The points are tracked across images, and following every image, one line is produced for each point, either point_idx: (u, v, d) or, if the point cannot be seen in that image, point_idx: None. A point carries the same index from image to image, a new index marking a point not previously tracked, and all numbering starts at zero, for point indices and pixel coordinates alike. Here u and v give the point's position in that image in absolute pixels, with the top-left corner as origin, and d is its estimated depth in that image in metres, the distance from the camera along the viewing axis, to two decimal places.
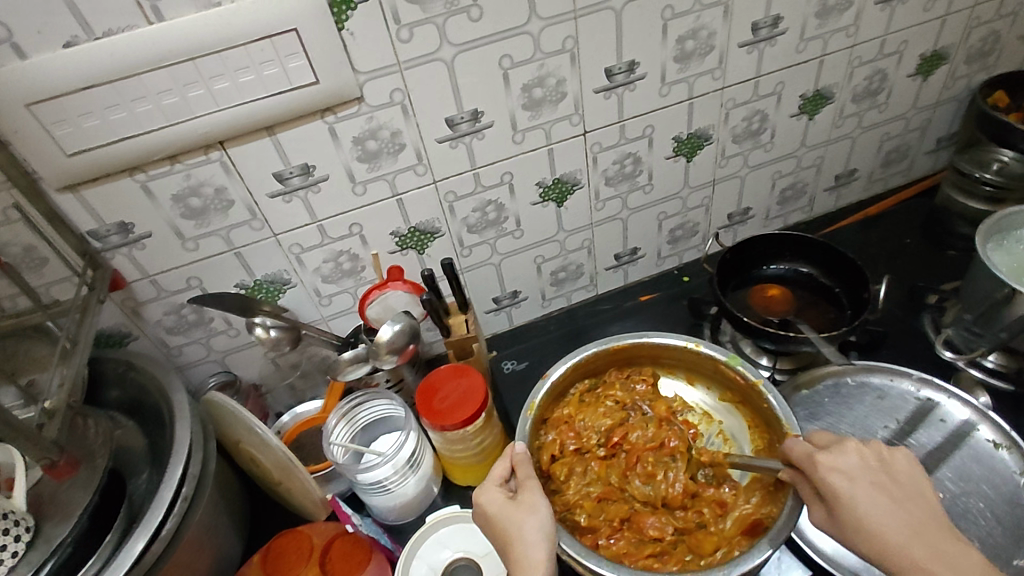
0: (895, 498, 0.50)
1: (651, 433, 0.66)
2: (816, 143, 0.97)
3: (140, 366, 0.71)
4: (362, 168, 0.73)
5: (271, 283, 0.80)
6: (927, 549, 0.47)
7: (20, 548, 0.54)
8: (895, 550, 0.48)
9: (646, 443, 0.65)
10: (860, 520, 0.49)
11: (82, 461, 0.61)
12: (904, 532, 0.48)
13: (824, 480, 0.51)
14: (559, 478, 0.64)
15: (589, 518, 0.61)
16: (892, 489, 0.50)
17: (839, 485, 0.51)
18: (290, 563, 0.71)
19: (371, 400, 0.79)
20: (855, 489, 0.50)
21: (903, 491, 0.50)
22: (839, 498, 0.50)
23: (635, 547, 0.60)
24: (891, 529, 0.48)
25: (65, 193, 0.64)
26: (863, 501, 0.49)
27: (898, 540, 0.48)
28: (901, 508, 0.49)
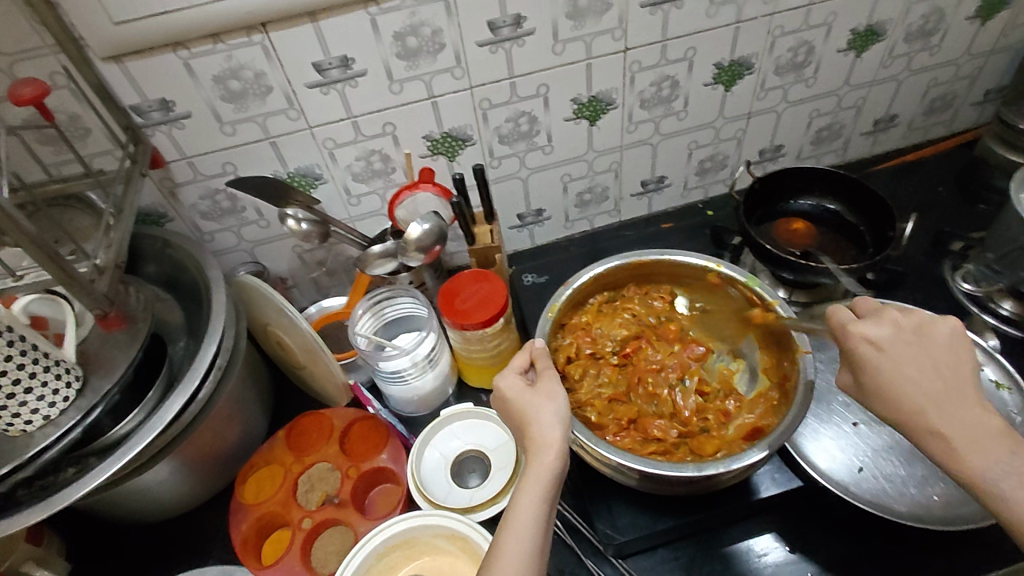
0: (925, 369, 0.51)
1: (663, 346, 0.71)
2: (861, 82, 0.95)
3: (178, 244, 0.74)
4: (401, 66, 0.73)
5: (303, 177, 0.81)
6: (946, 409, 0.50)
7: (71, 394, 0.58)
8: (920, 405, 0.51)
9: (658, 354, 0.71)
10: (887, 371, 0.52)
11: (127, 321, 0.64)
12: (930, 392, 0.51)
13: (866, 330, 0.54)
14: (574, 377, 0.68)
15: (599, 415, 0.66)
16: (930, 356, 0.52)
17: (874, 336, 0.53)
18: (313, 440, 0.79)
19: (395, 296, 0.82)
20: (890, 346, 0.52)
21: (937, 361, 0.52)
22: (872, 347, 0.53)
23: (639, 444, 0.63)
24: (917, 385, 0.51)
25: (110, 63, 0.65)
26: (895, 360, 0.52)
27: (917, 405, 0.51)
28: (932, 370, 0.51)
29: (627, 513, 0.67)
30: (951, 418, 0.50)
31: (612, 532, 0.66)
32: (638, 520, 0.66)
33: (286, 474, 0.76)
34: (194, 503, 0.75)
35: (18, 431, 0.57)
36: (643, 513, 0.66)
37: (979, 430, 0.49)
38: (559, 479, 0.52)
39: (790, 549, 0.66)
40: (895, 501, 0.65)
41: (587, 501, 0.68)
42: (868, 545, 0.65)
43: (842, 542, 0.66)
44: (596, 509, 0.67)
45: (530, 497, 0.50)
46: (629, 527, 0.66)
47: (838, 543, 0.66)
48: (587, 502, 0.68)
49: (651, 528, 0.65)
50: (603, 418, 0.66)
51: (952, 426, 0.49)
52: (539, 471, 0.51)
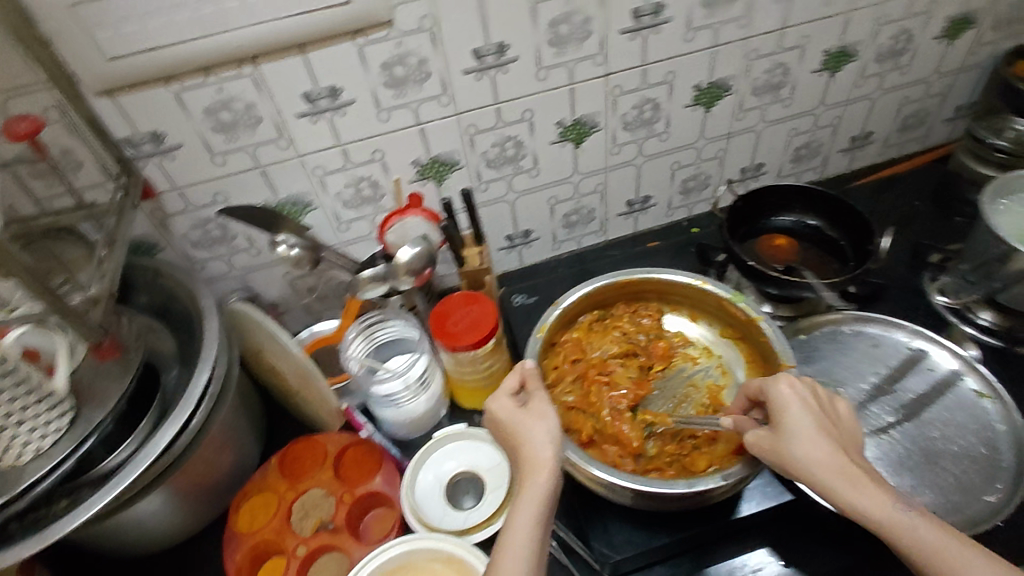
0: (833, 432, 0.54)
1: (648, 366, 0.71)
2: (836, 101, 0.98)
3: (169, 273, 0.75)
4: (388, 94, 0.75)
5: (294, 204, 0.82)
6: (842, 471, 0.51)
7: (63, 425, 0.58)
8: (824, 472, 0.51)
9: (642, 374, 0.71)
10: (800, 440, 0.53)
11: (120, 351, 0.64)
12: (833, 454, 0.52)
13: (775, 401, 0.56)
14: (564, 393, 0.69)
15: (588, 429, 0.66)
16: (825, 425, 0.55)
17: (783, 405, 0.55)
18: (306, 466, 0.79)
19: (386, 320, 0.83)
20: (797, 412, 0.54)
21: (837, 428, 0.55)
22: (784, 417, 0.55)
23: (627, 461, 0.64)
24: (816, 451, 0.52)
25: (103, 98, 0.66)
26: (801, 423, 0.54)
27: (828, 462, 0.52)
28: (830, 434, 0.53)
29: (622, 530, 0.67)
30: (847, 479, 0.51)
31: (607, 548, 0.66)
32: (633, 537, 0.67)
33: (280, 502, 0.76)
34: (186, 534, 0.74)
35: (8, 465, 0.56)
36: (637, 530, 0.67)
37: (870, 485, 0.51)
38: (552, 499, 0.53)
39: (785, 564, 0.66)
40: None
41: (582, 520, 0.69)
42: (861, 556, 0.66)
43: (835, 554, 0.66)
44: (592, 528, 0.68)
45: (523, 517, 0.51)
46: (624, 544, 0.66)
47: (831, 555, 0.66)
48: (582, 521, 0.69)
49: (646, 545, 0.66)
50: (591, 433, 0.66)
51: (850, 488, 0.50)
52: (533, 491, 0.52)
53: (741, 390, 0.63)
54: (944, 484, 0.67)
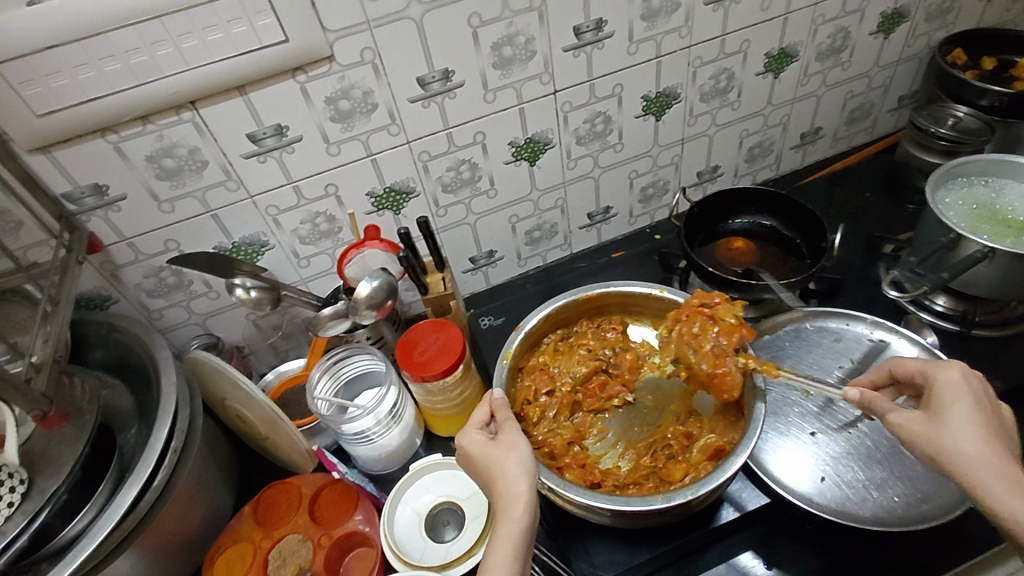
0: (1000, 434, 0.52)
1: (726, 338, 0.64)
2: (783, 101, 0.99)
3: (123, 327, 0.73)
4: (336, 128, 0.74)
5: (249, 245, 0.81)
6: (1001, 472, 0.48)
7: (15, 499, 0.56)
8: (982, 467, 0.49)
9: (720, 348, 0.64)
10: (956, 428, 0.52)
11: (71, 416, 0.62)
12: (994, 452, 0.50)
13: (942, 387, 0.56)
14: (538, 421, 0.69)
15: (566, 455, 0.66)
16: (996, 428, 0.52)
17: (948, 394, 0.55)
18: (282, 511, 0.77)
19: (353, 354, 0.82)
20: (961, 400, 0.54)
21: (1005, 432, 0.52)
22: (949, 402, 0.54)
23: (603, 479, 0.64)
24: (976, 443, 0.51)
25: (37, 154, 0.64)
26: (966, 412, 0.53)
27: (986, 456, 0.50)
28: (997, 434, 0.52)
29: (604, 549, 0.67)
30: (1007, 479, 0.48)
31: (590, 569, 0.66)
32: (616, 556, 0.66)
33: (255, 551, 0.73)
34: None
35: None
36: (619, 547, 0.67)
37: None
38: (529, 533, 0.52)
39: (769, 566, 0.66)
40: (859, 506, 0.66)
41: (563, 543, 0.68)
42: (842, 553, 0.66)
43: (816, 552, 0.66)
44: (573, 550, 0.67)
45: (501, 552, 0.50)
46: (608, 564, 0.66)
47: (812, 555, 0.66)
48: (563, 544, 0.68)
49: (629, 562, 0.65)
50: (571, 457, 0.66)
51: (1010, 486, 0.48)
52: (508, 527, 0.51)
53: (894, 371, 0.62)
54: (914, 474, 0.68)
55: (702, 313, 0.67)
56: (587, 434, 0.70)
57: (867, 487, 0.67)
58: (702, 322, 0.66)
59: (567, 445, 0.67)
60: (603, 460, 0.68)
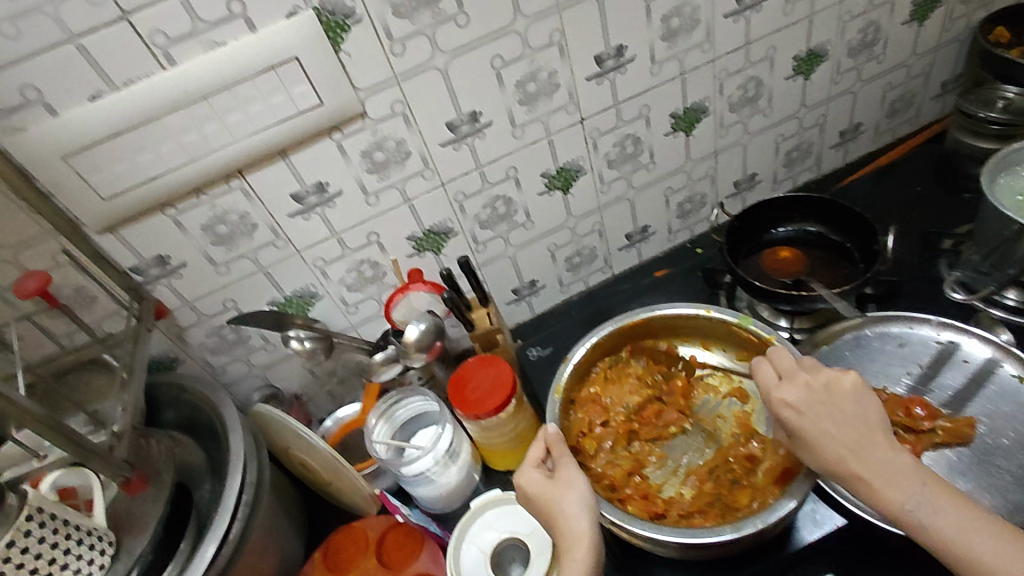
0: (844, 424, 0.57)
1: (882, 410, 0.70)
2: (817, 101, 0.97)
3: (191, 386, 0.77)
4: (373, 179, 0.77)
5: (300, 298, 0.84)
6: (886, 477, 0.55)
7: (106, 561, 0.60)
8: (870, 478, 0.55)
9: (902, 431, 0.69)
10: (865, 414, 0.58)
11: (151, 477, 0.66)
12: (847, 451, 0.56)
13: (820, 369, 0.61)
14: (595, 453, 0.69)
15: (623, 485, 0.66)
16: (836, 420, 0.57)
17: (809, 425, 0.58)
18: (350, 555, 0.79)
19: (406, 396, 0.83)
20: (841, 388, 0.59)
21: (841, 412, 0.58)
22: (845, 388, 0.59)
23: (667, 510, 0.63)
24: (837, 449, 0.56)
25: (105, 234, 0.69)
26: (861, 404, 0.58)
27: (841, 461, 0.56)
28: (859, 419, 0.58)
29: None
30: (878, 477, 0.55)
31: None
32: None
33: None
34: None
35: None
36: None
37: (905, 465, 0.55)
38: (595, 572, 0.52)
39: None
40: None
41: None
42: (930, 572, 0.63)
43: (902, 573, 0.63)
44: None
45: None
46: None
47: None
48: None
49: None
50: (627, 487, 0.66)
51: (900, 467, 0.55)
52: (574, 569, 0.51)
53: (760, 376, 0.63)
54: (1003, 484, 0.64)
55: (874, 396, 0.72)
56: (644, 463, 0.69)
57: None
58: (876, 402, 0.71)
59: (624, 476, 0.67)
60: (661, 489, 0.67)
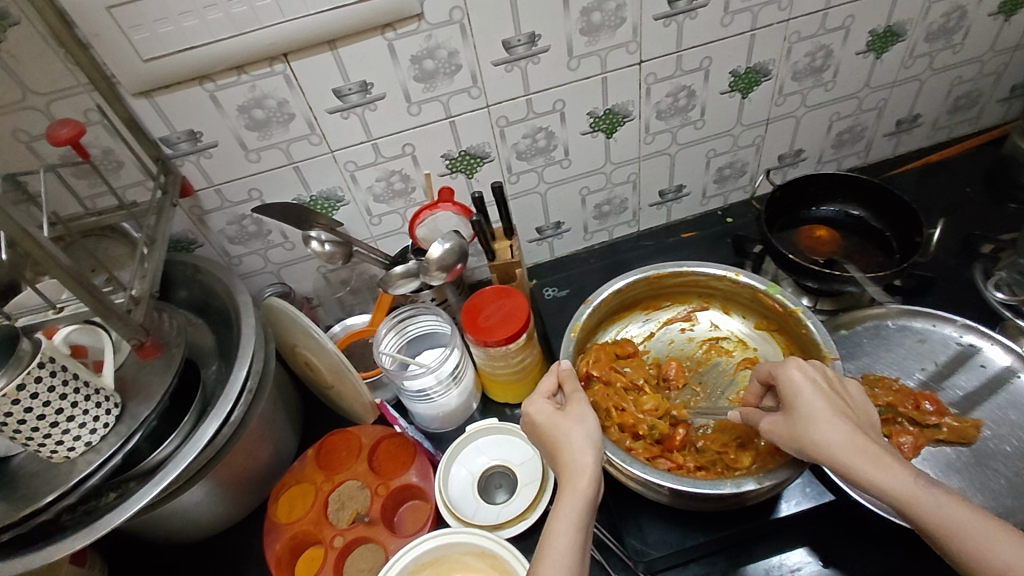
0: (842, 404, 0.55)
1: (888, 400, 0.71)
2: (882, 83, 0.93)
3: (207, 269, 0.77)
4: (419, 88, 0.74)
5: (326, 199, 0.83)
6: (869, 454, 0.51)
7: (110, 421, 0.61)
8: (851, 453, 0.51)
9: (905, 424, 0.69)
10: (814, 418, 0.53)
11: (162, 347, 0.66)
12: (848, 432, 0.52)
13: (783, 385, 0.57)
14: (605, 385, 0.70)
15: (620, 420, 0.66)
16: (836, 400, 0.55)
17: (800, 393, 0.55)
18: (342, 458, 0.81)
19: (418, 314, 0.84)
20: (808, 395, 0.55)
21: (847, 402, 0.55)
22: (795, 402, 0.55)
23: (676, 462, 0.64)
24: (832, 421, 0.53)
25: (140, 98, 0.67)
26: (818, 405, 0.54)
27: (838, 434, 0.52)
28: (843, 414, 0.53)
29: (657, 528, 0.68)
30: (870, 456, 0.50)
31: (641, 546, 0.67)
32: (668, 536, 0.67)
33: (317, 493, 0.78)
34: (227, 522, 0.77)
35: (61, 458, 0.59)
36: (672, 528, 0.67)
37: (892, 466, 0.50)
38: (592, 505, 0.52)
39: (823, 564, 0.65)
40: None
41: (616, 518, 0.69)
42: (905, 559, 0.65)
43: (879, 554, 0.65)
44: (626, 526, 0.68)
45: (564, 521, 0.51)
46: (660, 543, 0.67)
47: (875, 555, 0.65)
48: (615, 518, 0.69)
49: (681, 544, 0.66)
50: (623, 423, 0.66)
51: (870, 467, 0.50)
52: (573, 498, 0.52)
53: (752, 375, 0.63)
54: (996, 487, 0.65)
55: (884, 386, 0.72)
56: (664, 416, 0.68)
57: None
58: (885, 392, 0.72)
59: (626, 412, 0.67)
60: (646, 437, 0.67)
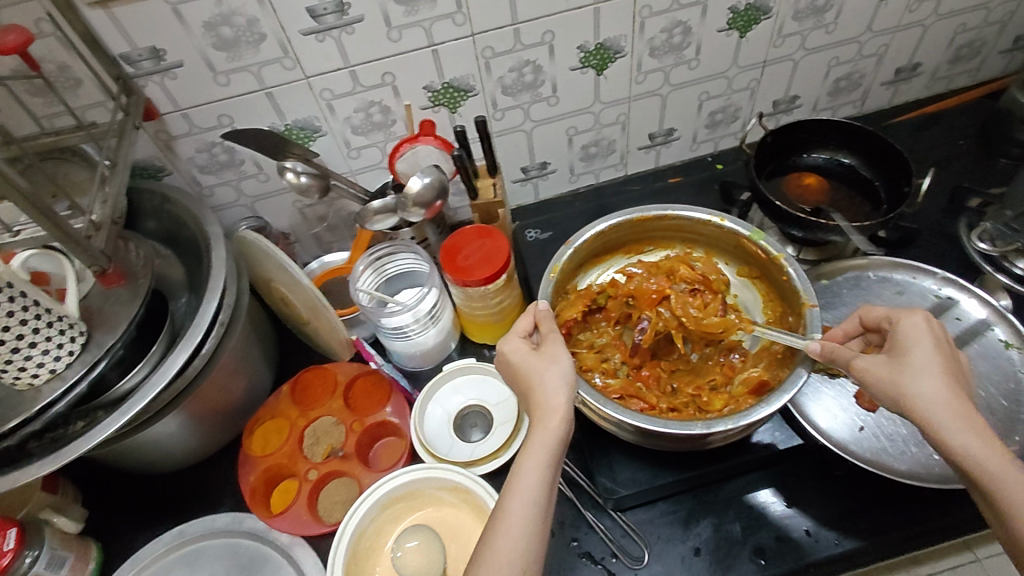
0: (961, 369, 0.53)
1: None
2: (884, 28, 0.89)
3: (176, 199, 0.74)
4: (399, 11, 0.70)
5: (301, 129, 0.79)
6: (971, 421, 0.49)
7: (76, 349, 0.59)
8: (950, 411, 0.49)
9: None
10: (927, 371, 0.51)
11: (128, 277, 0.64)
12: (960, 396, 0.50)
13: (902, 331, 0.54)
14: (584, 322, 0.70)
15: (664, 320, 0.69)
16: (953, 366, 0.53)
17: (920, 341, 0.53)
18: (317, 394, 0.81)
19: (396, 252, 0.82)
20: (932, 347, 0.52)
21: (965, 373, 0.53)
22: (910, 349, 0.53)
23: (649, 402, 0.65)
24: (947, 380, 0.50)
25: (96, 10, 0.62)
26: (936, 361, 0.51)
27: (951, 392, 0.50)
28: (955, 376, 0.51)
29: (628, 467, 0.69)
30: (972, 423, 0.49)
31: (611, 483, 0.69)
32: (638, 475, 0.69)
33: (292, 427, 0.78)
34: (201, 455, 0.77)
35: (26, 385, 0.58)
36: (643, 469, 0.69)
37: (990, 439, 0.48)
38: (564, 443, 0.53)
39: (787, 505, 0.67)
40: (895, 459, 0.67)
41: (588, 457, 0.71)
42: (865, 500, 0.67)
43: (840, 496, 0.67)
44: (597, 464, 0.70)
45: (535, 458, 0.51)
46: (630, 482, 0.68)
47: (836, 498, 0.67)
48: (587, 456, 0.71)
49: (651, 483, 0.68)
50: (665, 324, 0.69)
51: (964, 431, 0.49)
52: (545, 435, 0.52)
53: (857, 314, 0.60)
54: None
55: None
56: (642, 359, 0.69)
57: (907, 442, 0.68)
58: None
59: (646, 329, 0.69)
60: (609, 353, 0.70)
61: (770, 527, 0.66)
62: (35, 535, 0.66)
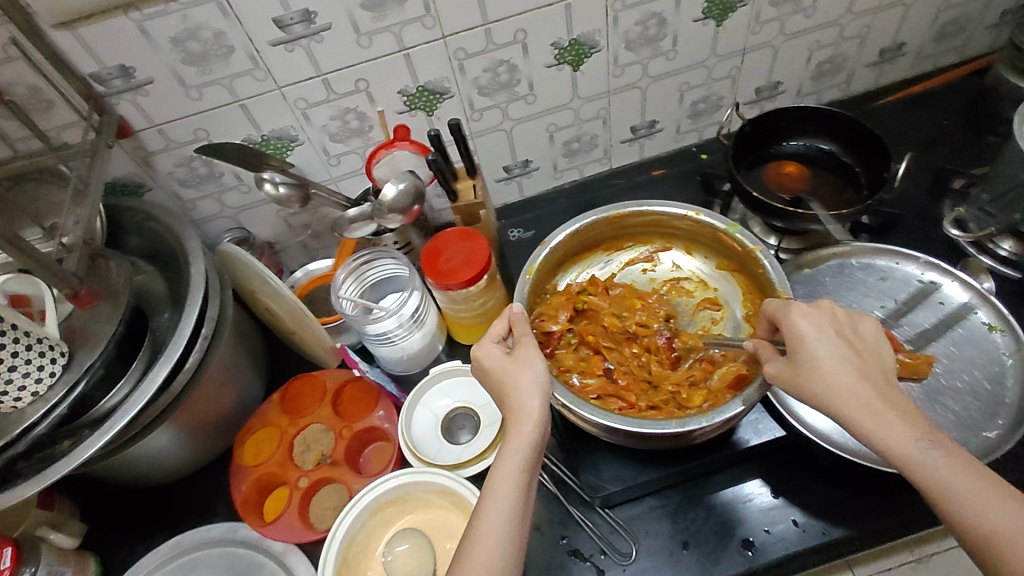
0: (855, 349, 0.53)
1: None
2: (865, 9, 0.88)
3: (157, 215, 0.75)
4: (367, 17, 0.70)
5: (278, 139, 0.79)
6: (870, 409, 0.50)
7: (57, 369, 0.59)
8: (844, 406, 0.51)
9: None
10: (817, 369, 0.52)
11: (105, 296, 0.64)
12: (851, 384, 0.51)
13: (789, 332, 0.56)
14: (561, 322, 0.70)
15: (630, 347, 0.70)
16: (847, 349, 0.53)
17: (805, 337, 0.54)
18: (306, 403, 0.81)
19: (378, 258, 0.82)
20: (816, 341, 0.54)
21: (863, 350, 0.54)
22: (796, 350, 0.54)
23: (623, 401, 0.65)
24: (835, 373, 0.52)
25: (63, 31, 0.62)
26: (822, 354, 0.53)
27: (840, 385, 0.51)
28: (846, 363, 0.52)
29: (613, 466, 0.69)
30: (869, 412, 0.50)
31: (596, 481, 0.68)
32: (623, 473, 0.68)
33: (282, 435, 0.79)
34: (194, 467, 0.78)
35: (9, 407, 0.58)
36: (628, 465, 0.68)
37: (891, 423, 0.49)
38: (538, 446, 0.53)
39: (775, 497, 0.67)
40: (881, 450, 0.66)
41: (572, 455, 0.70)
42: (852, 490, 0.66)
43: (827, 488, 0.67)
44: (582, 463, 0.69)
45: (510, 465, 0.51)
46: (615, 479, 0.68)
47: (823, 489, 0.67)
48: (572, 455, 0.70)
49: (636, 480, 0.67)
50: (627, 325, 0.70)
51: (865, 423, 0.50)
52: (518, 440, 0.52)
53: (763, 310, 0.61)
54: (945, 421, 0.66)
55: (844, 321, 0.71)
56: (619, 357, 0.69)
57: None
58: None
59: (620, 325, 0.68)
60: (587, 351, 0.70)
61: (758, 521, 0.66)
62: (31, 552, 0.67)
